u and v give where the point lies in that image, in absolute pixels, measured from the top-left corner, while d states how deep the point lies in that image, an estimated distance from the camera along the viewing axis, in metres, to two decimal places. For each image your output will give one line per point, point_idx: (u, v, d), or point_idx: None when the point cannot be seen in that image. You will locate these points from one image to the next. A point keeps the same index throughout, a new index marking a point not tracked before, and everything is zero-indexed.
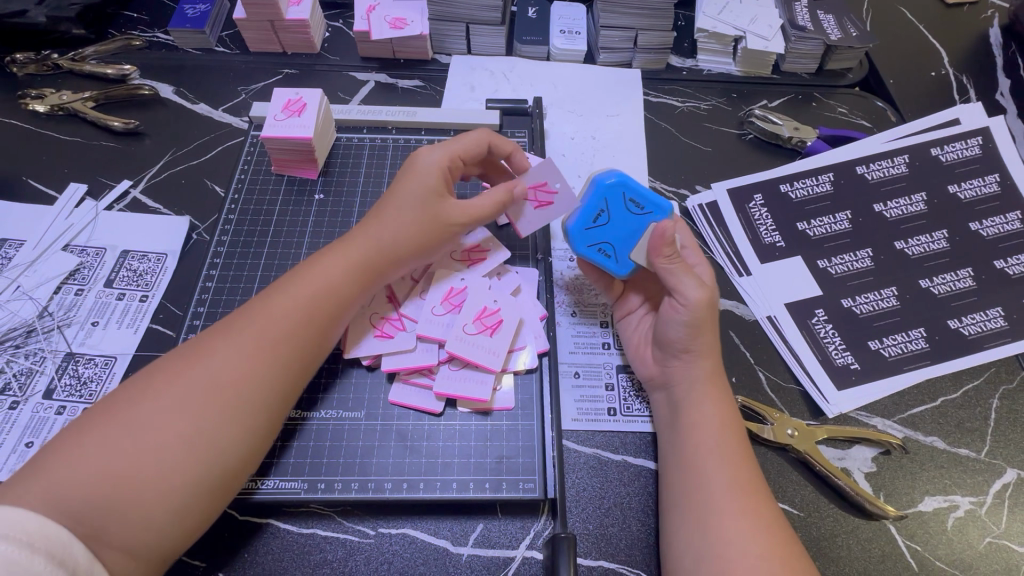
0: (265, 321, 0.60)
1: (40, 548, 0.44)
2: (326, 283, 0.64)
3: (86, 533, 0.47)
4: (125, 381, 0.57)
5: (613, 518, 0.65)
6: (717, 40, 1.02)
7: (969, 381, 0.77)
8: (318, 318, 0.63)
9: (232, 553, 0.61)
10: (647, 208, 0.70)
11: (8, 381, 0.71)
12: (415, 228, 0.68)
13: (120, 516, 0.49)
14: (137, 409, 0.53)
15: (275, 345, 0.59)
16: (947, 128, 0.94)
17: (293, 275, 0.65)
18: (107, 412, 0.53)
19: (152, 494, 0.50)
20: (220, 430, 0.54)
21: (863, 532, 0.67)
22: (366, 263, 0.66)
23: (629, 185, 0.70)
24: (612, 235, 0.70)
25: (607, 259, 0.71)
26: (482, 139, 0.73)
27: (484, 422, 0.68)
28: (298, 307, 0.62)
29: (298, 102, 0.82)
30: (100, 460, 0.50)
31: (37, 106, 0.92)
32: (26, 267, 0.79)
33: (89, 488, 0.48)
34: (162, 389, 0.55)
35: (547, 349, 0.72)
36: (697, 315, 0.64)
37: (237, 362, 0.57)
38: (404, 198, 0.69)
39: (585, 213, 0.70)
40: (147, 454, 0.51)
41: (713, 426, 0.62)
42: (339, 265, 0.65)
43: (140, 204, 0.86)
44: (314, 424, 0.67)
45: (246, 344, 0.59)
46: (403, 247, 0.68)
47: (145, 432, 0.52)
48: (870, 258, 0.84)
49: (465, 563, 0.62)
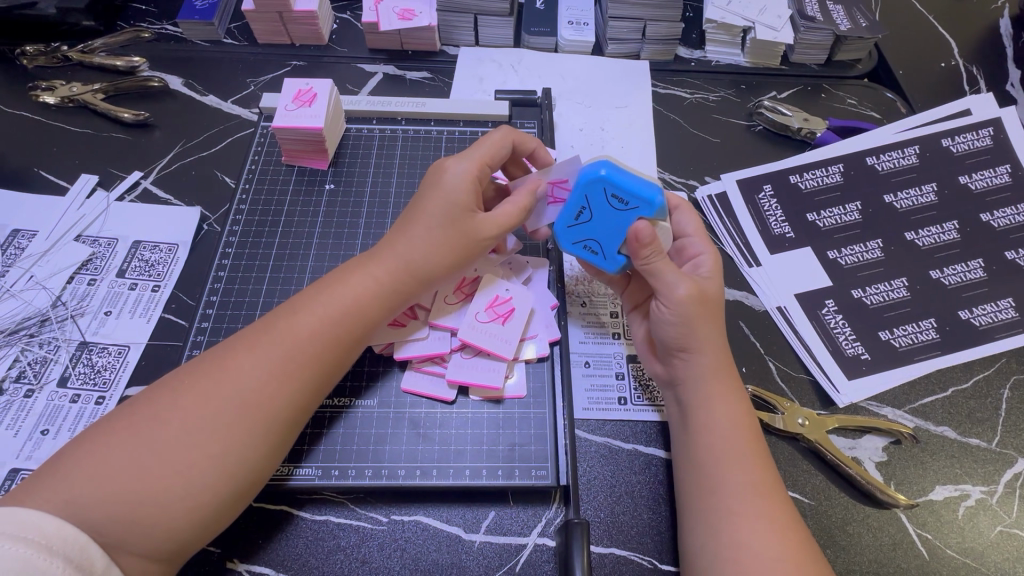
0: (293, 339, 0.60)
1: (58, 552, 0.46)
2: (353, 299, 0.63)
3: (102, 541, 0.48)
4: (141, 393, 0.57)
5: (624, 505, 0.66)
6: (726, 31, 1.02)
7: (980, 371, 0.77)
8: (345, 336, 0.62)
9: (246, 540, 0.62)
10: (632, 203, 0.64)
11: (22, 369, 0.72)
12: (445, 243, 0.66)
13: (144, 530, 0.50)
14: (162, 428, 0.53)
15: (302, 365, 0.59)
16: (958, 119, 0.93)
17: (319, 291, 0.64)
18: (124, 426, 0.53)
19: (178, 511, 0.51)
20: (248, 451, 0.55)
21: (874, 521, 0.67)
22: (393, 278, 0.65)
23: (611, 180, 0.64)
24: (597, 232, 0.67)
25: (596, 256, 0.69)
26: (506, 136, 0.72)
27: (495, 410, 0.69)
28: (324, 326, 0.61)
29: (308, 93, 0.82)
30: (122, 477, 0.50)
31: (47, 98, 0.93)
32: (39, 256, 0.80)
33: (101, 496, 0.49)
34: (187, 409, 0.54)
35: (558, 338, 0.72)
36: (683, 312, 0.63)
37: (265, 382, 0.57)
38: (433, 207, 0.67)
39: (568, 211, 0.67)
40: (173, 473, 0.51)
41: (723, 425, 0.62)
42: (367, 281, 0.64)
43: (150, 195, 0.86)
44: (360, 411, 0.68)
45: (271, 363, 0.58)
46: (431, 262, 0.66)
47: (169, 451, 0.52)
48: (880, 249, 0.84)
49: (477, 550, 0.62)
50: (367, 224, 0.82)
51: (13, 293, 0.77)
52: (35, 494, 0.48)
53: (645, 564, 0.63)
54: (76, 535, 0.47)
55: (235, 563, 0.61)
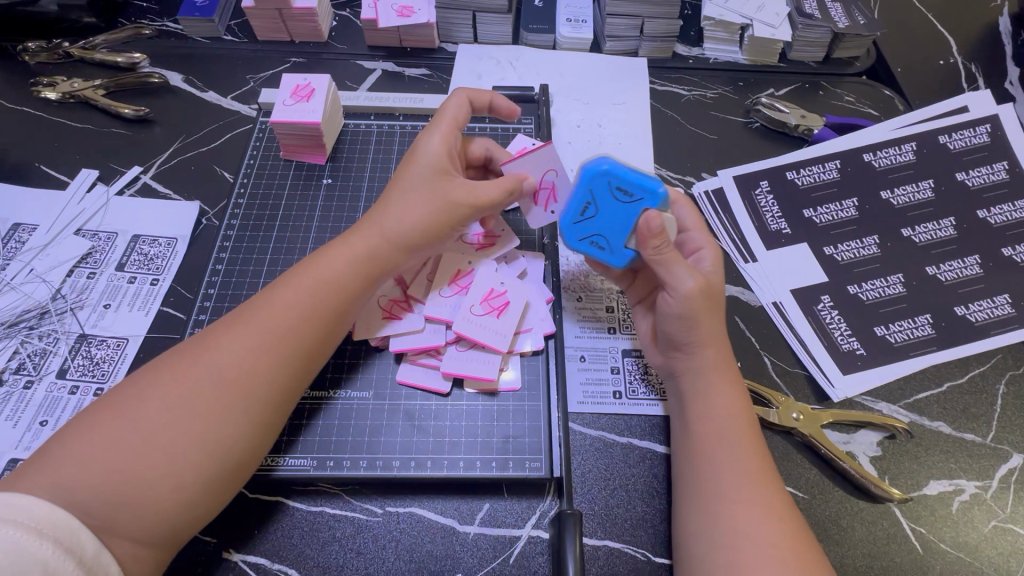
0: (273, 315, 0.60)
1: (49, 535, 0.46)
2: (331, 273, 0.64)
3: (95, 525, 0.49)
4: (127, 378, 0.57)
5: (618, 498, 0.66)
6: (724, 28, 1.02)
7: (976, 367, 0.77)
8: (323, 311, 0.62)
9: (242, 531, 0.62)
10: (637, 195, 0.65)
11: (22, 361, 0.72)
12: (422, 215, 0.66)
13: (133, 514, 0.50)
14: (145, 407, 0.53)
15: (282, 338, 0.59)
16: (956, 116, 0.93)
17: (298, 270, 0.65)
18: (111, 410, 0.53)
19: (164, 490, 0.51)
20: (230, 427, 0.55)
21: (868, 515, 0.67)
22: (372, 252, 0.65)
23: (616, 173, 0.65)
24: (603, 227, 0.67)
25: (603, 252, 0.68)
26: (463, 99, 0.74)
27: (490, 402, 0.69)
28: (301, 301, 0.61)
29: (306, 88, 0.83)
30: (109, 461, 0.50)
31: (48, 94, 0.93)
32: (39, 250, 0.80)
33: (93, 481, 0.49)
34: (168, 387, 0.55)
35: (554, 332, 0.73)
36: (691, 305, 0.63)
37: (244, 357, 0.57)
38: (409, 186, 0.68)
39: (573, 208, 0.67)
40: (157, 452, 0.52)
41: (723, 416, 0.62)
42: (345, 255, 0.65)
43: (150, 190, 0.87)
44: (354, 403, 0.69)
45: (250, 338, 0.58)
46: (409, 235, 0.66)
47: (153, 430, 0.52)
48: (876, 245, 0.84)
49: (471, 541, 0.63)
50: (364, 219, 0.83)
51: (13, 286, 0.77)
52: (29, 479, 0.49)
53: (638, 556, 0.63)
54: (67, 518, 0.47)
55: (231, 553, 0.61)
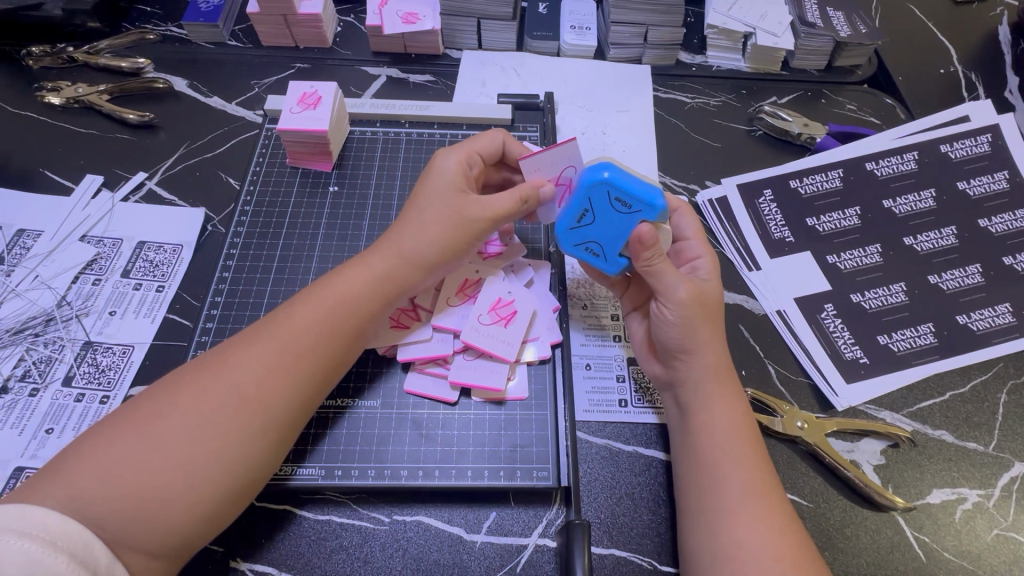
0: (289, 332, 0.60)
1: (62, 547, 0.46)
2: (348, 291, 0.64)
3: (108, 537, 0.49)
4: (143, 391, 0.57)
5: (624, 507, 0.66)
6: (727, 37, 1.02)
7: (978, 375, 0.77)
8: (341, 327, 0.62)
9: (250, 539, 0.62)
10: (637, 206, 0.64)
11: (28, 368, 0.72)
12: (439, 231, 0.66)
13: (147, 526, 0.50)
14: (162, 422, 0.54)
15: (299, 356, 0.59)
16: (956, 126, 0.94)
17: (316, 286, 0.65)
18: (122, 424, 0.53)
19: (179, 505, 0.51)
20: (247, 443, 0.55)
21: (872, 524, 0.67)
22: (389, 269, 0.66)
23: (615, 183, 0.63)
24: (600, 234, 0.67)
25: (596, 258, 0.69)
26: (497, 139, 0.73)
27: (498, 411, 0.69)
28: (320, 317, 0.62)
29: (313, 95, 0.83)
30: (119, 476, 0.50)
31: (52, 99, 0.93)
32: (43, 257, 0.80)
33: (101, 494, 0.49)
34: (186, 402, 0.55)
35: (561, 340, 0.73)
36: (686, 313, 0.64)
37: (261, 374, 0.57)
38: (427, 202, 0.68)
39: (569, 214, 0.67)
40: (173, 468, 0.52)
41: (723, 426, 0.63)
42: (363, 273, 0.65)
43: (155, 196, 0.87)
44: (362, 412, 0.69)
45: (268, 354, 0.59)
46: (426, 251, 0.66)
47: (170, 445, 0.53)
48: (878, 253, 0.85)
49: (478, 550, 0.63)
50: (370, 226, 0.83)
51: (18, 292, 0.77)
52: (40, 490, 0.49)
53: (645, 565, 0.63)
54: (81, 530, 0.48)
55: (239, 562, 0.61)
